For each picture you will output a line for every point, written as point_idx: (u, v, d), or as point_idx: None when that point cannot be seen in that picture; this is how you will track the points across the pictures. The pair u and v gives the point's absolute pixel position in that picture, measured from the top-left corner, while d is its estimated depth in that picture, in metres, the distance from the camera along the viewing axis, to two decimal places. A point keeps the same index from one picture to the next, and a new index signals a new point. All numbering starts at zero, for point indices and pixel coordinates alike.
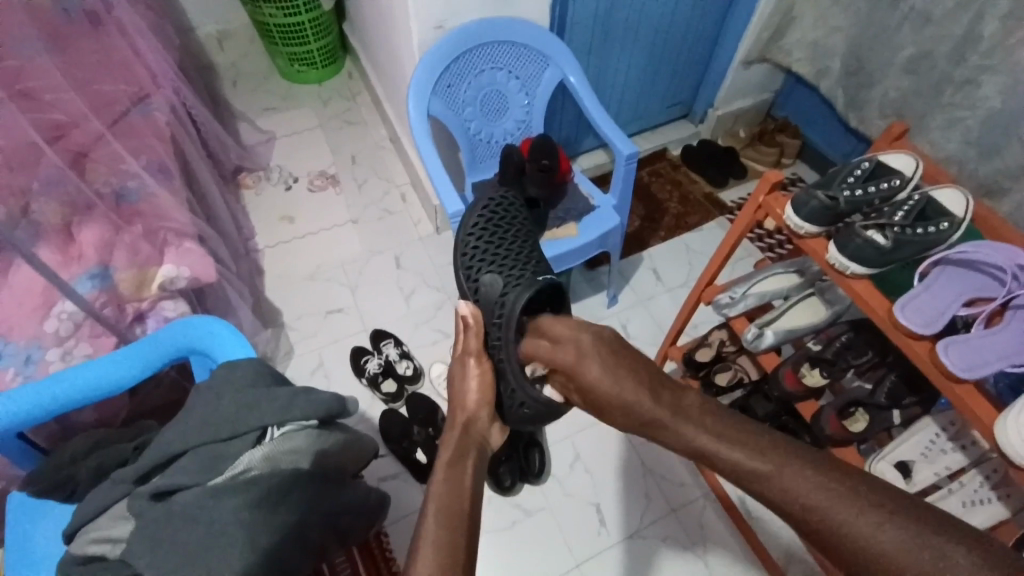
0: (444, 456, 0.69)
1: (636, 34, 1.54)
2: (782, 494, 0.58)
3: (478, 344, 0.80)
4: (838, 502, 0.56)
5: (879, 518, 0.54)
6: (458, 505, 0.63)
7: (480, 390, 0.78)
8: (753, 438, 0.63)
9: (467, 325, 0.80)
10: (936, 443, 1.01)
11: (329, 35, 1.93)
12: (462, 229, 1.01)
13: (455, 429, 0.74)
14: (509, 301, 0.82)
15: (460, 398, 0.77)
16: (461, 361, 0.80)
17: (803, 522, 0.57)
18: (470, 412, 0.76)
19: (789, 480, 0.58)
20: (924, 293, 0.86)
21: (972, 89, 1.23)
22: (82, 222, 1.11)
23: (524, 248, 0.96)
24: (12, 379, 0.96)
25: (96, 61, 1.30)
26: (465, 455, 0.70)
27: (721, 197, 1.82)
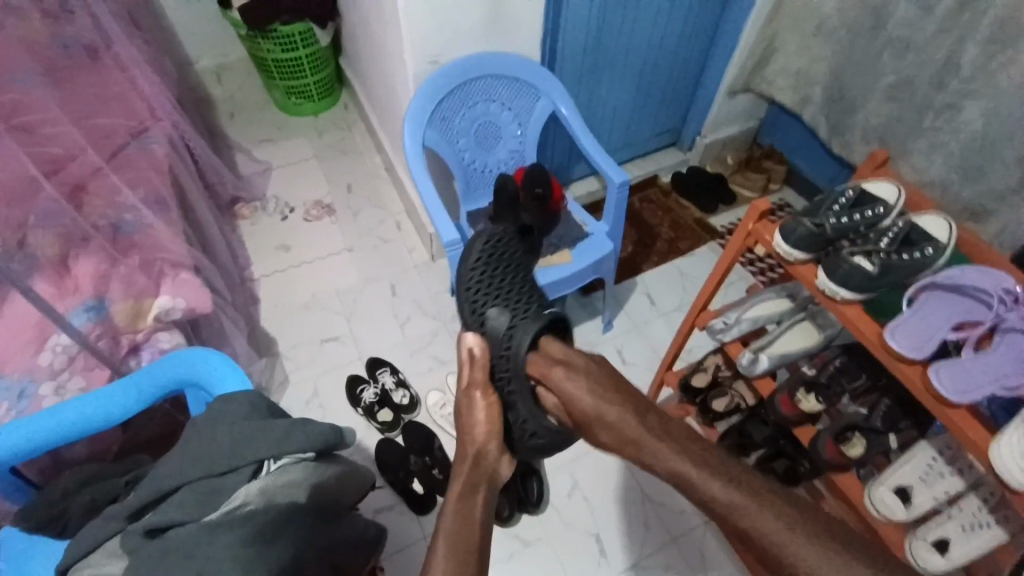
0: (455, 490, 0.72)
1: (625, 68, 1.59)
2: (752, 530, 0.63)
3: (483, 373, 0.81)
4: (809, 551, 0.60)
5: (836, 560, 0.59)
6: (464, 543, 0.65)
7: (488, 422, 0.79)
8: (727, 469, 0.69)
9: (473, 356, 0.82)
10: (934, 467, 1.01)
11: (326, 68, 1.98)
12: (465, 264, 1.02)
13: (466, 460, 0.76)
14: (517, 333, 0.82)
15: (466, 429, 0.79)
16: (468, 393, 0.80)
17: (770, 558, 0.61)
18: (480, 445, 0.77)
19: (761, 517, 0.63)
20: (913, 317, 0.88)
21: (953, 114, 1.27)
22: (80, 254, 1.11)
23: (527, 284, 0.97)
24: (5, 414, 0.94)
25: (97, 98, 1.33)
26: (476, 488, 0.72)
27: (712, 222, 1.85)
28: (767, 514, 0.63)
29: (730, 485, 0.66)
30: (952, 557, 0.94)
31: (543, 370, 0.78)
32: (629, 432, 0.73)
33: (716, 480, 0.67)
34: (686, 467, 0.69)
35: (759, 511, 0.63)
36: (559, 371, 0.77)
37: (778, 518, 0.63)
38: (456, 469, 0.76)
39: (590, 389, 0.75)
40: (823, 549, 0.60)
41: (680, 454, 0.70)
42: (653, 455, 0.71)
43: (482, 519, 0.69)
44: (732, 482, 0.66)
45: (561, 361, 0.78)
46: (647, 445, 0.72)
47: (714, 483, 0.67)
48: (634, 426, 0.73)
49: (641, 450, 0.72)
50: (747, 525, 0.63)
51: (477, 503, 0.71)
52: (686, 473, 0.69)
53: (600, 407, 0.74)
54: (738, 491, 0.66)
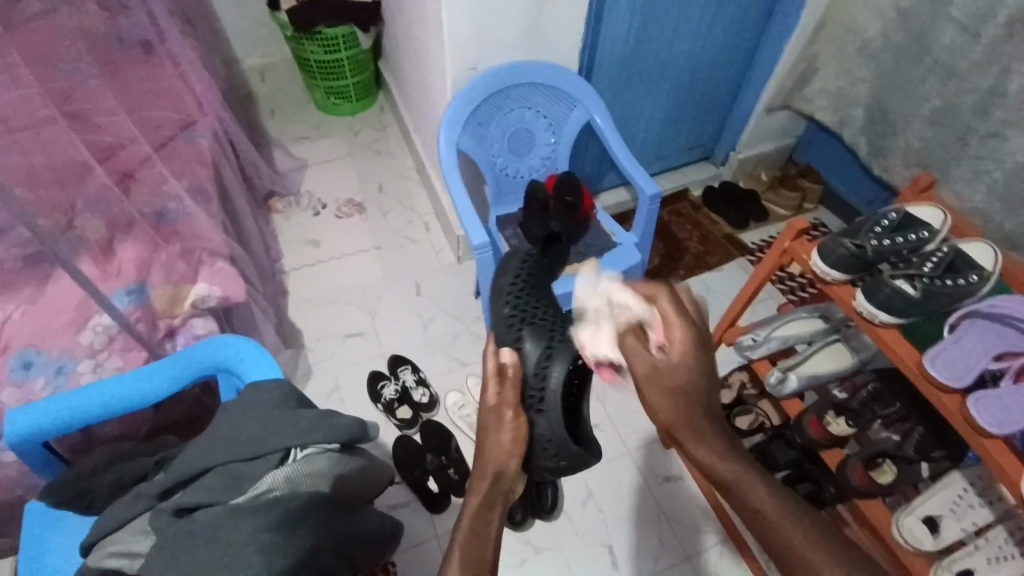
0: (470, 507, 0.67)
1: (662, 80, 1.59)
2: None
3: (512, 392, 0.73)
4: None
5: None
6: (478, 553, 0.64)
7: (514, 442, 0.71)
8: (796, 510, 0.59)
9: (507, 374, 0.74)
10: (963, 498, 0.99)
11: (365, 70, 2.02)
12: (501, 285, 0.98)
13: (484, 477, 0.69)
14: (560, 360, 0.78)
15: (484, 443, 0.72)
16: (497, 411, 0.73)
17: None
18: (501, 464, 0.70)
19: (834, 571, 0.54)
20: (953, 346, 0.85)
21: (999, 142, 1.23)
22: (124, 239, 1.16)
23: (562, 312, 0.93)
24: (42, 389, 0.98)
25: (148, 91, 1.39)
26: (491, 508, 0.68)
27: (742, 239, 1.82)
28: (842, 572, 0.54)
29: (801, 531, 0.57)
30: None
31: (665, 316, 0.61)
32: (700, 430, 0.59)
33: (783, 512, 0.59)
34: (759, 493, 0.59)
35: (833, 562, 0.55)
36: (678, 330, 0.60)
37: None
38: (475, 479, 0.70)
39: (699, 368, 0.59)
40: None
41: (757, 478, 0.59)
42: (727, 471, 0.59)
43: (496, 528, 0.67)
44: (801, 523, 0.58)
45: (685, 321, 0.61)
46: (724, 453, 0.59)
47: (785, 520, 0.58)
48: (714, 434, 0.60)
49: (708, 457, 0.60)
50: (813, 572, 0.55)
51: (493, 516, 0.68)
52: (745, 488, 0.60)
53: (699, 396, 0.59)
54: (809, 540, 0.57)
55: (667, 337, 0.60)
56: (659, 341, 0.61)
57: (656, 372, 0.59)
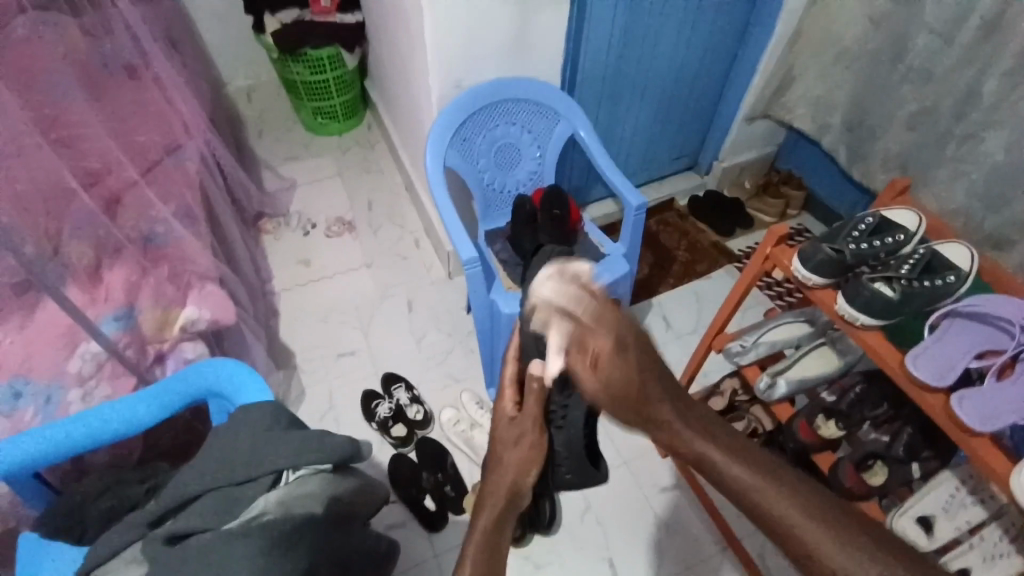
0: (483, 523, 0.68)
1: (644, 93, 1.62)
2: (770, 513, 0.60)
3: (537, 412, 0.73)
4: (842, 542, 0.57)
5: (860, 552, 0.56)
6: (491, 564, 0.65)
7: (530, 455, 0.71)
8: (742, 450, 0.65)
9: (534, 388, 0.72)
10: (956, 497, 0.98)
11: (352, 90, 2.04)
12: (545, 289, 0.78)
13: (499, 490, 0.69)
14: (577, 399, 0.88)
15: (497, 460, 0.71)
16: (519, 424, 0.73)
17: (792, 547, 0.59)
18: (516, 477, 0.70)
19: (781, 502, 0.60)
20: (935, 345, 0.87)
21: (975, 144, 1.27)
22: (113, 263, 1.16)
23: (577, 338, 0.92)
24: (32, 418, 0.96)
25: (136, 115, 1.40)
26: (504, 525, 0.69)
27: (729, 246, 1.85)
28: (784, 500, 0.60)
29: (757, 474, 0.62)
30: None
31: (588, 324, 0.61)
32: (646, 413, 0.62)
33: (736, 464, 0.63)
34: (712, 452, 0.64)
35: (776, 490, 0.61)
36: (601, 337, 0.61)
37: (795, 498, 0.60)
38: (490, 492, 0.69)
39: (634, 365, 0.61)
40: (856, 544, 0.57)
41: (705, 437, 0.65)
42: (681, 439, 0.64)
43: (495, 533, 0.67)
44: (752, 467, 0.62)
45: (609, 320, 0.62)
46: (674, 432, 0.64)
47: (736, 466, 0.63)
48: (667, 407, 0.64)
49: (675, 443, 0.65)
50: (764, 509, 0.60)
51: (504, 533, 0.69)
52: (712, 460, 0.64)
53: (642, 373, 0.62)
54: (763, 479, 0.62)
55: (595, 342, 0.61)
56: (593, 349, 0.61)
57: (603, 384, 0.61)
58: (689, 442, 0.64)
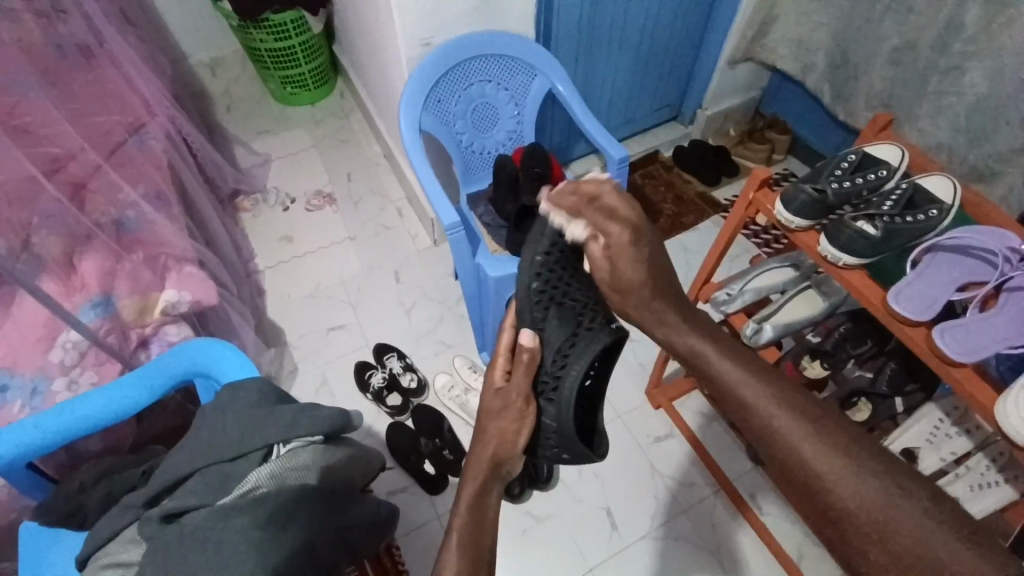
0: (469, 486, 0.69)
1: (622, 42, 1.56)
2: (750, 405, 0.64)
3: (524, 384, 0.72)
4: (817, 445, 0.59)
5: (834, 455, 0.58)
6: (478, 537, 0.65)
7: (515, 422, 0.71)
8: (742, 355, 0.69)
9: (524, 360, 0.73)
10: (941, 429, 1.02)
11: (320, 56, 1.96)
12: (538, 240, 0.84)
13: (483, 460, 0.69)
14: (577, 347, 0.76)
15: (479, 429, 0.71)
16: (501, 395, 0.72)
17: (766, 442, 0.62)
18: (495, 442, 0.70)
19: (766, 401, 0.63)
20: (917, 282, 0.87)
21: (957, 76, 1.24)
22: (83, 252, 1.13)
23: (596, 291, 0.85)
24: (19, 412, 0.96)
25: (93, 95, 1.34)
26: (487, 494, 0.68)
27: (715, 195, 1.83)
28: (768, 398, 0.63)
29: (752, 374, 0.66)
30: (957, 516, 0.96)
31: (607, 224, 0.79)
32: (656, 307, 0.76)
33: (728, 363, 0.68)
34: (708, 350, 0.71)
35: (761, 384, 0.65)
36: (619, 228, 0.79)
37: (774, 394, 0.64)
38: (473, 463, 0.70)
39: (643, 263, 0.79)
40: (832, 445, 0.58)
41: (700, 336, 0.72)
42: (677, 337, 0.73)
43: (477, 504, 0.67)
44: (750, 371, 0.67)
45: (627, 214, 0.79)
46: (676, 330, 0.74)
47: (727, 364, 0.68)
48: (663, 304, 0.77)
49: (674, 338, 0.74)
50: (745, 401, 0.64)
51: (488, 505, 0.68)
52: (705, 357, 0.70)
53: (643, 268, 0.78)
54: (749, 372, 0.67)
55: (610, 236, 0.79)
56: (609, 236, 0.79)
57: (612, 269, 0.80)
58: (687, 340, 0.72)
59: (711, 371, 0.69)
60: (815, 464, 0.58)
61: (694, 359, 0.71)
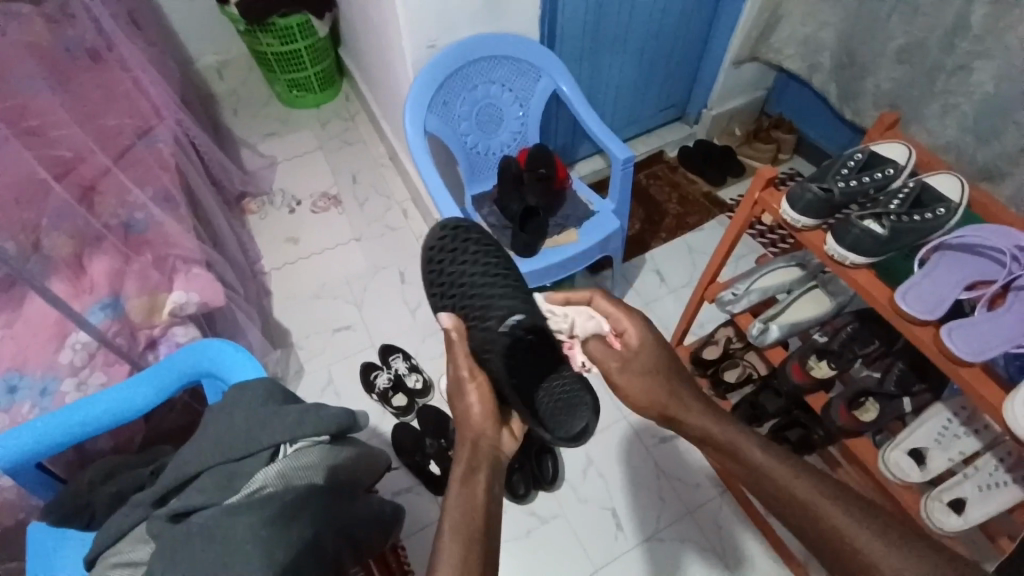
0: (456, 472, 0.68)
1: (626, 41, 1.56)
2: (790, 496, 0.65)
3: (467, 359, 0.76)
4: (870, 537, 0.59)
5: (883, 544, 0.58)
6: (469, 526, 0.62)
7: (482, 405, 0.75)
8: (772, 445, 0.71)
9: (453, 338, 0.76)
10: (948, 430, 1.03)
11: (326, 59, 1.97)
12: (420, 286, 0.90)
13: (464, 444, 0.72)
14: (500, 347, 0.80)
15: (465, 419, 0.75)
16: (456, 380, 0.76)
17: (813, 533, 0.62)
18: (477, 429, 0.73)
19: (812, 494, 0.64)
20: (924, 281, 0.87)
21: (965, 76, 1.23)
22: (93, 254, 1.14)
23: (494, 284, 0.86)
24: (29, 412, 0.97)
25: (103, 98, 1.35)
26: (476, 469, 0.68)
27: (720, 196, 1.82)
28: (811, 489, 0.64)
29: (786, 466, 0.67)
30: (969, 516, 0.97)
31: (617, 314, 0.81)
32: (672, 397, 0.76)
33: (760, 454, 0.69)
34: (742, 443, 0.71)
35: (796, 476, 0.66)
36: (631, 328, 0.80)
37: (814, 483, 0.65)
38: (461, 450, 0.71)
39: (649, 369, 0.78)
40: (880, 532, 0.59)
41: (729, 431, 0.72)
42: (701, 431, 0.74)
43: (483, 501, 0.65)
44: (817, 484, 0.64)
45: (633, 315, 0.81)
46: (702, 427, 0.74)
47: (759, 455, 0.69)
48: (684, 402, 0.76)
49: (701, 435, 0.74)
50: (785, 491, 0.65)
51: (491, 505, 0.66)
52: (740, 449, 0.71)
53: (651, 373, 0.77)
54: (782, 463, 0.68)
55: (620, 323, 0.81)
56: (618, 331, 0.81)
57: (630, 378, 0.79)
58: (717, 436, 0.73)
59: (772, 483, 0.67)
60: (850, 540, 0.59)
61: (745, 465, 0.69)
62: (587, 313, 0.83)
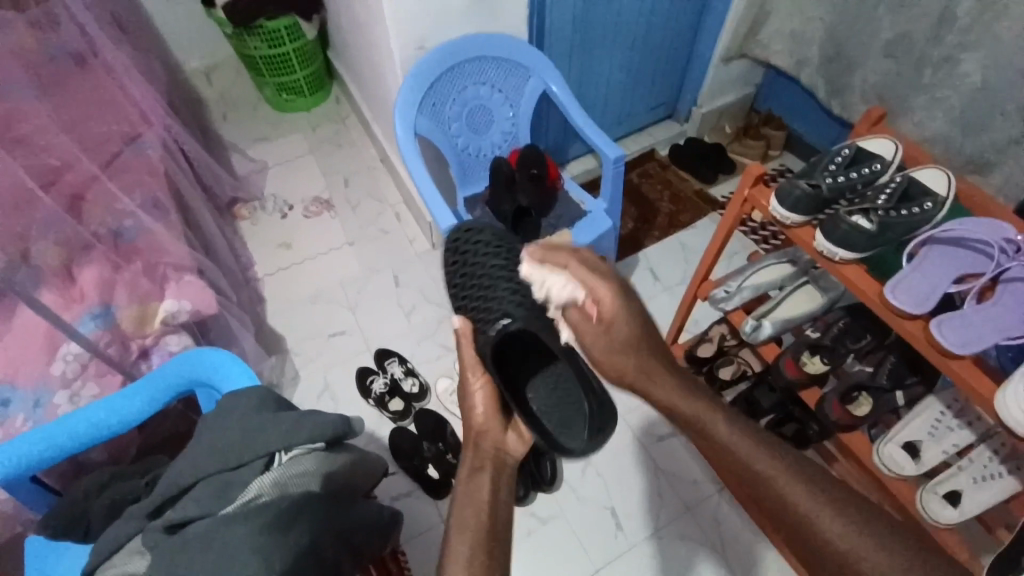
0: (462, 473, 0.71)
1: (615, 39, 1.56)
2: (758, 475, 0.65)
3: (470, 358, 0.81)
4: (835, 521, 0.60)
5: (843, 524, 0.60)
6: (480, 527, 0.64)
7: (486, 404, 0.79)
8: (739, 419, 0.69)
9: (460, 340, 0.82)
10: (941, 422, 1.04)
11: (315, 62, 1.96)
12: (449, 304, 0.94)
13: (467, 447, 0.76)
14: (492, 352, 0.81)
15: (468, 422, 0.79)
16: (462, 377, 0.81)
17: (778, 510, 0.63)
18: (479, 427, 0.78)
19: (779, 476, 0.64)
20: (913, 273, 0.87)
21: (951, 68, 1.24)
22: (83, 263, 1.13)
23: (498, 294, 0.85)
24: (22, 425, 0.96)
25: (90, 105, 1.34)
26: (480, 469, 0.71)
27: (712, 193, 1.84)
28: (777, 469, 0.64)
29: (754, 444, 0.66)
30: (963, 509, 0.97)
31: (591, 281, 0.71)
32: (641, 366, 0.70)
33: (727, 428, 0.67)
34: (710, 416, 0.68)
35: (763, 457, 0.65)
36: (608, 297, 0.70)
37: (781, 463, 0.65)
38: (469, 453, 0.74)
39: (623, 338, 0.70)
40: (845, 516, 0.60)
41: (696, 403, 0.69)
42: (668, 400, 0.69)
43: (480, 507, 0.65)
44: (788, 468, 0.64)
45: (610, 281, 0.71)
46: (670, 395, 0.69)
47: (726, 428, 0.67)
48: (656, 372, 0.70)
49: (668, 403, 0.70)
50: (753, 470, 0.65)
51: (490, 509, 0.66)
52: (708, 422, 0.68)
53: (627, 346, 0.70)
54: (750, 439, 0.67)
55: (596, 294, 0.70)
56: (594, 298, 0.71)
57: (602, 347, 0.71)
58: (684, 406, 0.69)
59: (739, 462, 0.66)
60: (813, 523, 0.61)
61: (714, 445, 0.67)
62: (562, 282, 0.73)
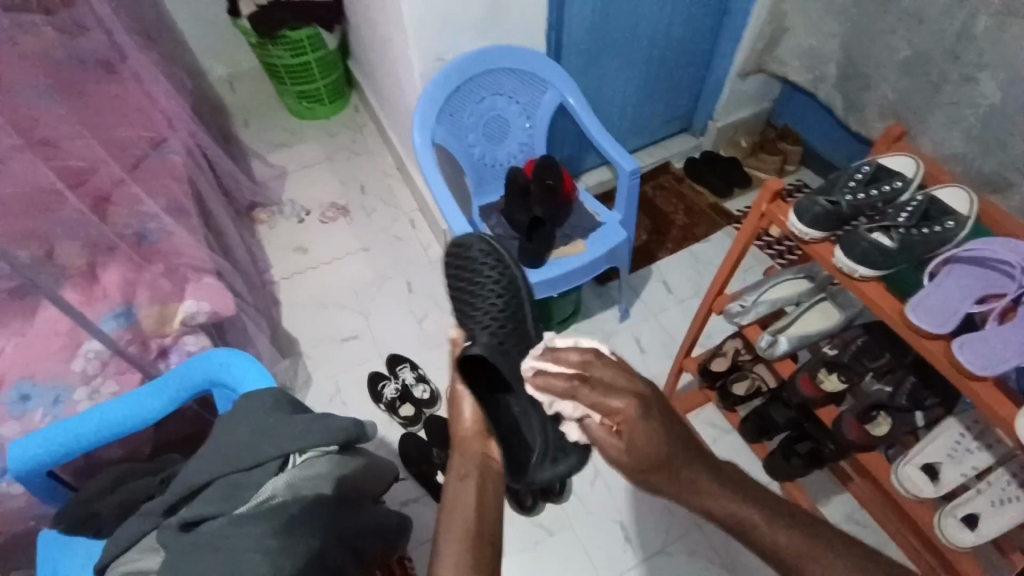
0: (449, 475, 0.70)
1: (631, 53, 1.57)
2: (764, 537, 0.64)
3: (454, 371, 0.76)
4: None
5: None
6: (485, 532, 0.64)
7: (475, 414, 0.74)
8: (735, 481, 0.68)
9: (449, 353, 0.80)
10: (962, 444, 1.02)
11: (335, 72, 2.00)
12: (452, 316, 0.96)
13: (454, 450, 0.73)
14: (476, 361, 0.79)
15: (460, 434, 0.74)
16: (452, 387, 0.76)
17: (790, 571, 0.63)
18: (469, 434, 0.73)
19: (787, 536, 0.63)
20: (933, 293, 0.86)
21: (970, 87, 1.23)
22: (106, 263, 1.15)
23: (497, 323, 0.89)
24: (41, 420, 0.98)
25: (117, 109, 1.37)
26: (468, 475, 0.69)
27: (727, 207, 1.83)
28: (784, 530, 0.64)
29: (754, 505, 0.66)
30: (983, 532, 0.97)
31: (602, 396, 0.63)
32: (665, 465, 0.63)
33: (727, 496, 0.66)
34: (717, 490, 0.66)
35: (763, 515, 0.65)
36: (623, 406, 0.62)
37: (784, 525, 0.64)
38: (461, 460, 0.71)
39: (647, 443, 0.62)
40: (856, 567, 0.61)
41: (704, 479, 0.67)
42: (681, 486, 0.66)
43: (489, 515, 0.65)
44: (789, 526, 0.64)
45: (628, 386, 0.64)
46: (691, 485, 0.66)
47: (728, 497, 0.66)
48: (678, 465, 0.65)
49: (683, 490, 0.66)
50: (758, 532, 0.64)
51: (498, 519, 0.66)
52: (713, 496, 0.66)
53: (653, 451, 0.62)
54: (749, 501, 0.66)
55: (610, 410, 0.63)
56: (611, 415, 0.63)
57: (626, 452, 0.63)
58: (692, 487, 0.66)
59: (743, 525, 0.65)
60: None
61: (729, 517, 0.66)
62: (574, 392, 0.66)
